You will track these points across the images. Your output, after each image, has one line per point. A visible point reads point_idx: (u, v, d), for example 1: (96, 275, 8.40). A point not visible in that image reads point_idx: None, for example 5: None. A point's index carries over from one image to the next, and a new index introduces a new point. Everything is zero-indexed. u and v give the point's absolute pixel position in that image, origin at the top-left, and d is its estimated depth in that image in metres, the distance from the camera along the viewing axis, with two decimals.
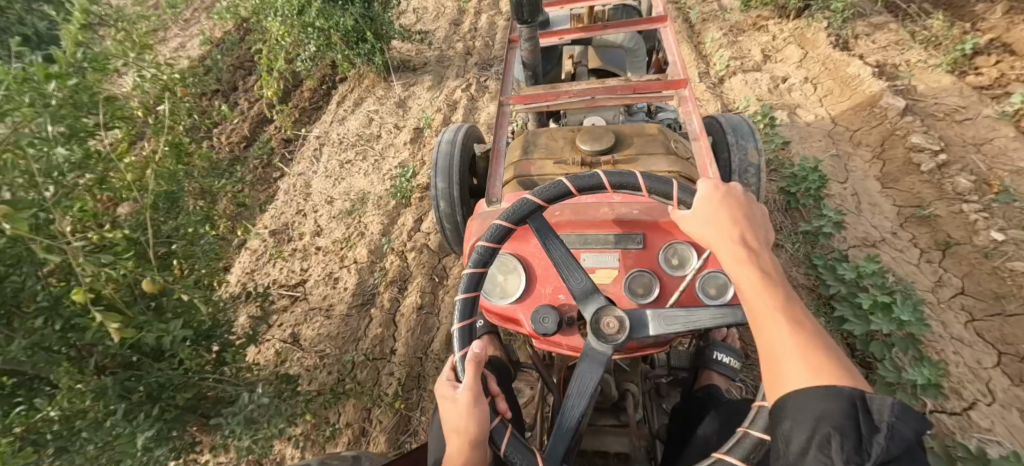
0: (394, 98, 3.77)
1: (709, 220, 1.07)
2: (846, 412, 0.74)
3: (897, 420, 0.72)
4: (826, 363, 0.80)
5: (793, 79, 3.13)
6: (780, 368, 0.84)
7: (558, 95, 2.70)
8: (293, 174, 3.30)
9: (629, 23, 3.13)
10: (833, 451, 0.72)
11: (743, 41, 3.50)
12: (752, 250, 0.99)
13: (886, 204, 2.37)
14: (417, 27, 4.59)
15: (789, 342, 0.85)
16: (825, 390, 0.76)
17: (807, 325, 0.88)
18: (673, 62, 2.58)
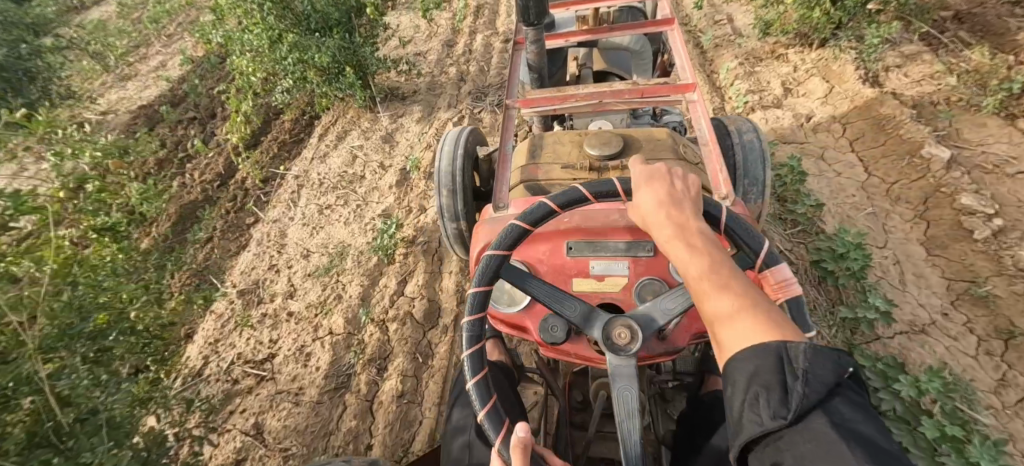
0: (380, 131, 3.47)
1: (640, 202, 1.12)
2: (772, 366, 0.77)
3: (810, 364, 0.75)
4: (756, 323, 0.84)
5: (819, 117, 2.83)
6: (721, 335, 0.88)
7: (565, 98, 2.48)
8: (267, 220, 3.01)
9: (640, 24, 2.91)
10: (761, 407, 0.75)
11: (761, 71, 3.19)
12: (678, 221, 1.04)
13: (933, 275, 2.08)
14: (408, 49, 4.31)
15: (724, 313, 0.88)
16: (753, 351, 0.80)
17: (741, 288, 0.92)
18: (682, 65, 2.38)
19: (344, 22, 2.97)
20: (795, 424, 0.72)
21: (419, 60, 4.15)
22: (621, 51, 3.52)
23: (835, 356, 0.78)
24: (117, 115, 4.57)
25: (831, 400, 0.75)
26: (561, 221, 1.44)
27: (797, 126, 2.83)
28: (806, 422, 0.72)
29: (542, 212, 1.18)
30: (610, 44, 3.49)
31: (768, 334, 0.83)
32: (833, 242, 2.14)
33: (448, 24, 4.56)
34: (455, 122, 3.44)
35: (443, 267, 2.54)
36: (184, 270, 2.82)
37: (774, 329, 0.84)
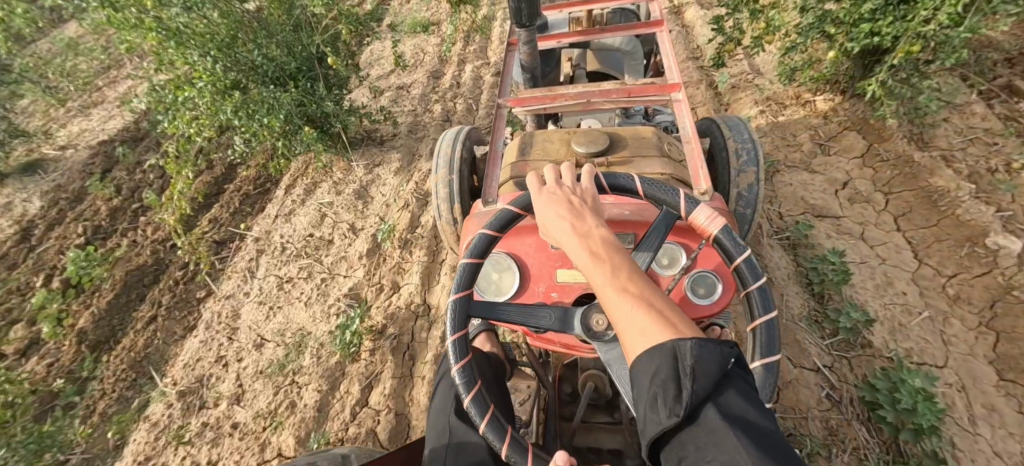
0: (354, 183, 3.09)
1: (548, 214, 1.19)
2: (669, 366, 0.85)
3: (696, 361, 0.83)
4: (656, 323, 0.92)
5: (857, 184, 2.43)
6: (628, 339, 0.95)
7: (554, 97, 2.60)
8: (219, 295, 2.63)
9: (629, 27, 2.97)
10: (660, 406, 0.83)
11: (785, 122, 2.80)
12: (581, 228, 1.14)
13: (1007, 408, 1.69)
14: (392, 80, 3.96)
15: (630, 319, 0.94)
16: (653, 352, 0.87)
17: (641, 289, 0.99)
18: (667, 66, 2.46)
19: (305, 70, 2.58)
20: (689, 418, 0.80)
21: (401, 95, 3.77)
22: (615, 52, 3.42)
23: (718, 347, 0.87)
24: (78, 149, 4.19)
25: (717, 389, 0.84)
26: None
27: (826, 194, 2.43)
28: (699, 419, 0.81)
29: (490, 234, 1.39)
30: (602, 45, 3.40)
31: (667, 330, 0.91)
32: (892, 386, 1.69)
33: (436, 53, 4.19)
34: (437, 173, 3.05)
35: (415, 370, 2.16)
36: (122, 359, 2.46)
37: (672, 325, 0.92)
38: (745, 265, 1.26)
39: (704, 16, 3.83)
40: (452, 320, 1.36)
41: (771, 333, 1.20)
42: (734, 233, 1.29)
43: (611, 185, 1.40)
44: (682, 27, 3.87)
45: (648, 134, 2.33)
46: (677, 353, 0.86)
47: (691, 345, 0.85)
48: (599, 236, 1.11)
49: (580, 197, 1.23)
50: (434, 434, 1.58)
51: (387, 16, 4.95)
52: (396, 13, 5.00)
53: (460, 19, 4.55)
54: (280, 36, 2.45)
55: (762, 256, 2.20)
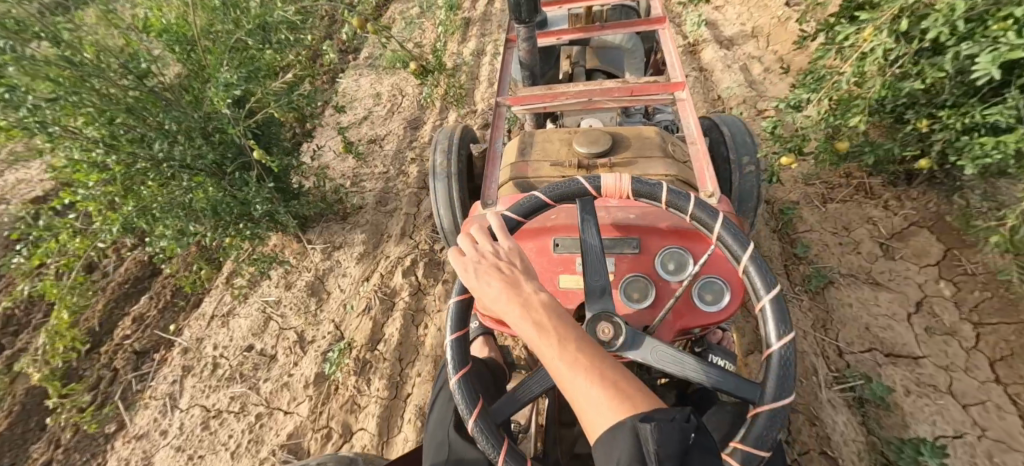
0: (307, 274, 2.56)
1: (476, 285, 1.01)
2: (632, 450, 0.71)
3: (660, 447, 0.70)
4: (615, 401, 0.77)
5: (934, 307, 1.90)
6: (587, 423, 0.79)
7: (555, 96, 2.41)
8: (131, 435, 2.13)
9: (635, 23, 2.74)
10: None
11: (836, 210, 2.24)
12: (515, 292, 0.96)
13: None
14: (365, 131, 3.45)
15: (585, 400, 0.79)
16: (616, 440, 0.73)
17: (590, 359, 0.83)
18: (671, 61, 2.27)
19: (229, 156, 2.00)
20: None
21: (373, 151, 3.25)
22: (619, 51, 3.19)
23: (675, 417, 0.76)
24: None
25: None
26: (546, 219, 1.51)
27: (896, 322, 1.88)
28: None
29: (459, 337, 1.19)
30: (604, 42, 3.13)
31: (625, 406, 0.77)
32: None
33: (416, 97, 3.69)
34: (404, 264, 2.49)
35: None
36: None
37: (631, 397, 0.78)
38: (675, 200, 1.19)
39: (724, 59, 3.32)
40: (488, 443, 1.05)
41: (735, 235, 1.12)
42: (642, 178, 1.21)
43: (523, 215, 1.24)
44: (697, 71, 3.36)
45: (651, 133, 2.17)
46: (639, 436, 0.72)
47: (651, 425, 0.73)
48: (538, 301, 0.93)
49: (507, 253, 1.07)
50: (427, 450, 1.33)
51: (366, 49, 4.45)
52: (375, 44, 4.50)
53: (447, 58, 4.08)
54: (197, 113, 1.87)
55: (820, 421, 1.67)
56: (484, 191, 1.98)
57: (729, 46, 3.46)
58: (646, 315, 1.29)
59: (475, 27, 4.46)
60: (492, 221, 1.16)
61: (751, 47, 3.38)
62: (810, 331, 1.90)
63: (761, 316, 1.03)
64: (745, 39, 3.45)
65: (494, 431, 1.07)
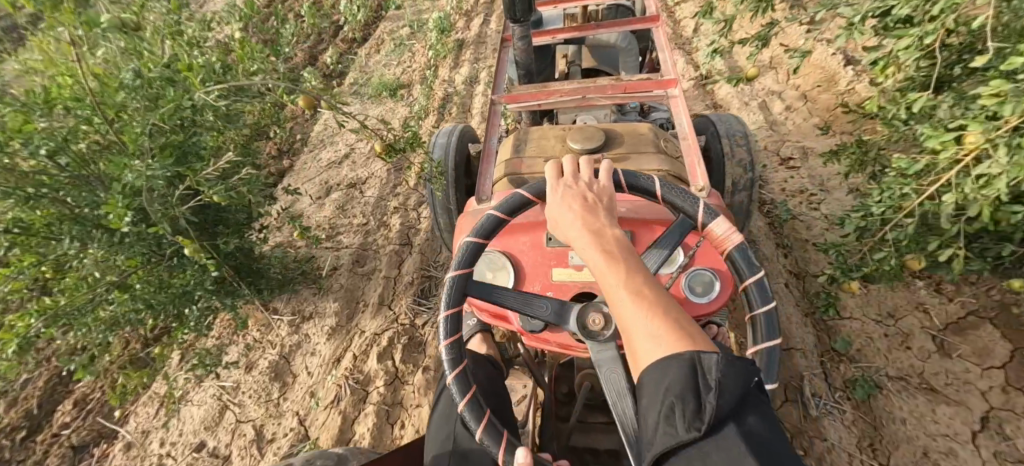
0: (271, 352, 2.25)
1: (561, 208, 1.19)
2: (686, 377, 0.84)
3: (721, 378, 0.83)
4: (679, 336, 0.90)
5: (1005, 425, 1.59)
6: (640, 345, 0.93)
7: (549, 93, 2.51)
8: None
9: (626, 22, 2.95)
10: (677, 419, 0.81)
11: (879, 292, 1.94)
12: (595, 225, 1.13)
13: None
14: (346, 172, 3.14)
15: (644, 328, 0.93)
16: (672, 362, 0.86)
17: (657, 296, 0.98)
18: (664, 58, 2.36)
19: (157, 245, 1.63)
20: (710, 434, 0.78)
21: (352, 197, 2.94)
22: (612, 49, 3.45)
23: (741, 365, 0.87)
24: None
25: (738, 407, 0.84)
26: (538, 214, 1.62)
27: (958, 444, 1.58)
28: (717, 435, 0.79)
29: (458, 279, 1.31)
30: (598, 41, 3.44)
31: (684, 343, 0.90)
32: None
33: (402, 131, 3.38)
34: (381, 344, 2.19)
35: None
36: None
37: (686, 334, 0.91)
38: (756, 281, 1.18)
39: (740, 95, 3.02)
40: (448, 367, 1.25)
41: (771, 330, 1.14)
42: (749, 253, 1.19)
43: (627, 181, 1.30)
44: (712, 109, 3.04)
45: (646, 130, 2.30)
46: (698, 364, 0.85)
47: (714, 358, 0.85)
48: (613, 236, 1.11)
49: (595, 193, 1.23)
50: (432, 444, 1.50)
51: (352, 74, 4.16)
52: (361, 69, 4.21)
53: (436, 86, 3.76)
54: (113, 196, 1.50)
55: None
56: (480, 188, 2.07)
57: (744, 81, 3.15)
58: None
59: (468, 51, 4.15)
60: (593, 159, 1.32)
61: (771, 80, 3.04)
62: (856, 453, 1.61)
63: (747, 299, 1.18)
64: (763, 70, 3.10)
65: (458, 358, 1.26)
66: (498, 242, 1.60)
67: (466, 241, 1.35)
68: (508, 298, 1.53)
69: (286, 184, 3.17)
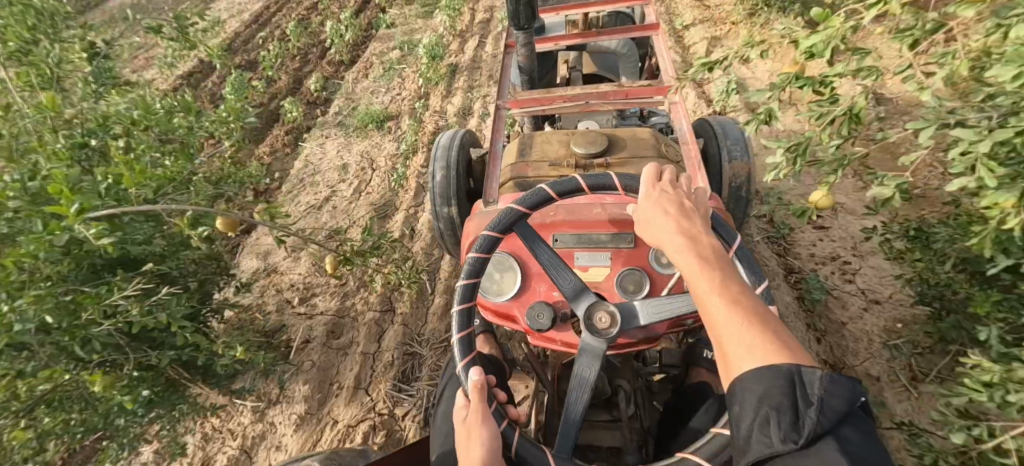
0: (227, 450, 1.96)
1: (652, 209, 1.17)
2: (785, 389, 0.82)
3: (825, 393, 0.80)
4: (775, 346, 0.88)
5: None
6: (728, 350, 0.91)
7: (552, 99, 2.73)
8: None
9: (624, 28, 3.10)
10: (772, 429, 0.81)
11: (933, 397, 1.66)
12: (688, 226, 1.11)
13: None
14: (325, 219, 2.86)
15: (734, 332, 0.92)
16: (768, 370, 0.84)
17: (750, 302, 0.95)
18: (662, 68, 2.55)
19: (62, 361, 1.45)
20: (809, 448, 0.77)
21: (331, 250, 2.66)
22: (610, 54, 3.58)
23: (846, 384, 0.84)
24: None
25: (840, 426, 0.81)
26: (547, 215, 1.77)
27: None
28: (818, 450, 0.77)
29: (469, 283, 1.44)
30: (598, 47, 3.57)
31: (781, 356, 0.87)
32: None
33: (387, 171, 3.10)
34: (353, 441, 1.92)
35: None
36: None
37: (783, 346, 0.89)
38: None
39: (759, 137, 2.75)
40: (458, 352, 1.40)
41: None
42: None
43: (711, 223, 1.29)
44: None
45: (645, 134, 2.47)
46: (797, 378, 0.83)
47: (819, 372, 0.83)
48: (707, 241, 1.08)
49: (690, 199, 1.20)
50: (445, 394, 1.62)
51: (338, 101, 3.90)
52: (348, 95, 3.94)
53: (426, 117, 3.48)
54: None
55: None
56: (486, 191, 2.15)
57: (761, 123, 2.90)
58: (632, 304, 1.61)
59: (462, 78, 3.88)
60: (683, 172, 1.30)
61: None
62: None
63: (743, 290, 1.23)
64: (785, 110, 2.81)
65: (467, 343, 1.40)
66: (505, 245, 1.78)
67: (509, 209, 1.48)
68: (514, 297, 1.68)
69: (260, 232, 2.91)
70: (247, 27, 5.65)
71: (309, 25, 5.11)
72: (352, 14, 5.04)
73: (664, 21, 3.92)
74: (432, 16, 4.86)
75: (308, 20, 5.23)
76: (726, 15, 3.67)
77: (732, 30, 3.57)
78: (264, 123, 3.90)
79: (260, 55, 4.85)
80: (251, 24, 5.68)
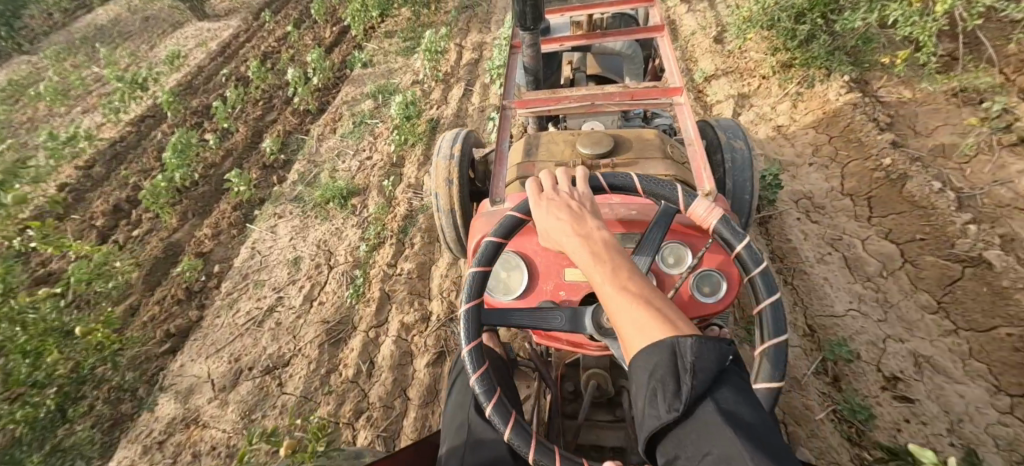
0: None
1: (546, 219, 1.12)
2: (667, 361, 0.77)
3: (697, 356, 0.76)
4: (659, 320, 0.84)
5: None
6: (624, 336, 0.86)
7: (559, 99, 2.39)
8: None
9: (633, 30, 2.76)
10: (658, 403, 0.75)
11: None
12: (582, 227, 1.07)
13: None
14: (264, 341, 2.31)
15: (628, 317, 0.87)
16: (654, 346, 0.79)
17: (638, 285, 0.92)
18: (670, 67, 2.32)
19: None
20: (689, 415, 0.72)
21: (266, 393, 2.11)
22: (617, 57, 3.26)
23: (717, 342, 0.79)
24: None
25: (719, 388, 0.76)
26: None
27: None
28: (697, 416, 0.72)
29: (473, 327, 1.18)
30: (604, 49, 3.21)
31: (667, 327, 0.83)
32: None
33: (346, 271, 2.53)
34: None
35: None
36: None
37: (670, 321, 0.85)
38: (762, 280, 1.12)
39: (807, 238, 2.20)
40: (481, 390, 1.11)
41: (780, 318, 1.08)
42: (732, 221, 1.20)
43: (611, 186, 1.29)
44: (772, 258, 2.17)
45: (652, 137, 2.27)
46: (676, 347, 0.78)
47: (690, 339, 0.78)
48: (599, 236, 1.04)
49: (578, 200, 1.16)
50: (447, 436, 1.39)
51: (298, 163, 3.33)
52: (310, 156, 3.38)
53: (398, 190, 2.91)
54: None
55: None
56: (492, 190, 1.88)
57: (810, 220, 2.30)
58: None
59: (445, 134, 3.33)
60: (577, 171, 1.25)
61: (852, 227, 2.23)
62: None
63: (760, 318, 1.10)
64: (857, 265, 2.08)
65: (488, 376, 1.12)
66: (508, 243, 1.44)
67: (487, 242, 1.22)
68: (518, 301, 1.33)
69: (185, 356, 2.36)
70: (212, 59, 5.10)
71: (278, 63, 4.56)
72: (324, 51, 4.51)
73: (681, 70, 3.34)
74: (413, 52, 4.31)
75: (278, 56, 4.73)
76: (756, 66, 3.07)
77: (763, 87, 2.98)
78: (212, 191, 3.34)
79: (220, 98, 4.30)
80: (217, 56, 5.13)
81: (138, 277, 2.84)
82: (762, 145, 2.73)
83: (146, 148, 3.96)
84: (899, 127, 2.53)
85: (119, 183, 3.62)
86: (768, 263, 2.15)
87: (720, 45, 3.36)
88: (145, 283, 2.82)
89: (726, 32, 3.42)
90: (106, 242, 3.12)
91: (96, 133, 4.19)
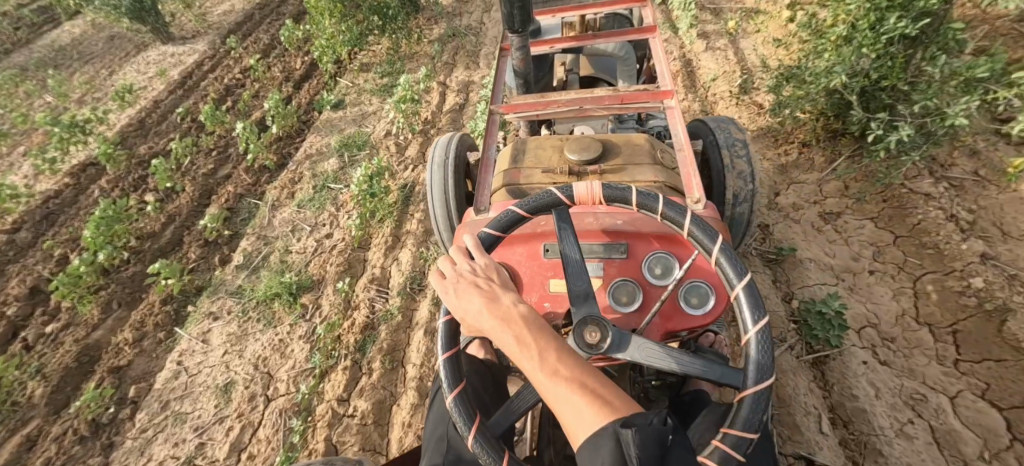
0: None
1: (462, 308, 1.07)
2: (613, 455, 0.71)
3: (641, 449, 0.70)
4: (596, 403, 0.80)
5: None
6: (569, 429, 0.80)
7: (547, 103, 2.04)
8: None
9: (624, 31, 2.31)
10: None
11: None
12: (499, 309, 1.01)
13: None
14: None
15: (566, 406, 0.82)
16: (599, 439, 0.74)
17: (565, 364, 0.88)
18: (661, 69, 1.99)
19: None
20: None
21: None
22: (608, 57, 2.68)
23: (649, 421, 0.76)
24: None
25: None
26: (536, 224, 1.51)
27: None
28: None
29: (476, 432, 1.02)
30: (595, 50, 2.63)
31: (604, 408, 0.79)
32: None
33: (285, 408, 2.01)
34: None
35: None
36: None
37: (606, 401, 0.81)
38: (674, 215, 1.20)
39: (877, 389, 1.69)
40: (487, 459, 0.99)
41: (706, 229, 1.17)
42: (613, 184, 1.26)
43: (501, 229, 1.28)
44: (832, 425, 1.65)
45: (641, 141, 1.96)
46: (618, 436, 0.73)
47: (630, 430, 0.72)
48: (518, 315, 0.99)
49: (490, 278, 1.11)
50: (427, 450, 1.29)
51: (245, 239, 2.81)
52: (261, 229, 2.85)
53: (359, 286, 2.40)
54: None
55: None
56: (477, 196, 1.74)
57: (878, 361, 1.78)
58: (634, 317, 1.36)
59: (419, 203, 2.78)
60: (468, 243, 1.23)
61: (935, 374, 1.71)
62: None
63: (692, 239, 1.18)
64: (947, 435, 1.57)
65: (494, 445, 1.01)
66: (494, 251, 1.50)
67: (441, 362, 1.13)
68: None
69: None
70: (170, 92, 4.55)
71: (239, 102, 4.02)
72: (293, 89, 3.99)
73: None
74: (391, 91, 3.76)
75: (242, 92, 4.20)
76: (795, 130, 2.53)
77: (805, 160, 2.44)
78: (143, 272, 2.82)
79: (172, 144, 3.77)
80: (176, 88, 4.59)
81: (40, 397, 2.31)
82: (805, 234, 2.19)
83: (82, 207, 3.42)
84: (982, 225, 1.96)
85: (42, 256, 3.09)
86: (829, 431, 1.63)
87: (747, 95, 2.83)
88: (49, 403, 2.30)
89: (754, 79, 2.90)
90: (13, 342, 2.60)
91: (30, 186, 3.67)
